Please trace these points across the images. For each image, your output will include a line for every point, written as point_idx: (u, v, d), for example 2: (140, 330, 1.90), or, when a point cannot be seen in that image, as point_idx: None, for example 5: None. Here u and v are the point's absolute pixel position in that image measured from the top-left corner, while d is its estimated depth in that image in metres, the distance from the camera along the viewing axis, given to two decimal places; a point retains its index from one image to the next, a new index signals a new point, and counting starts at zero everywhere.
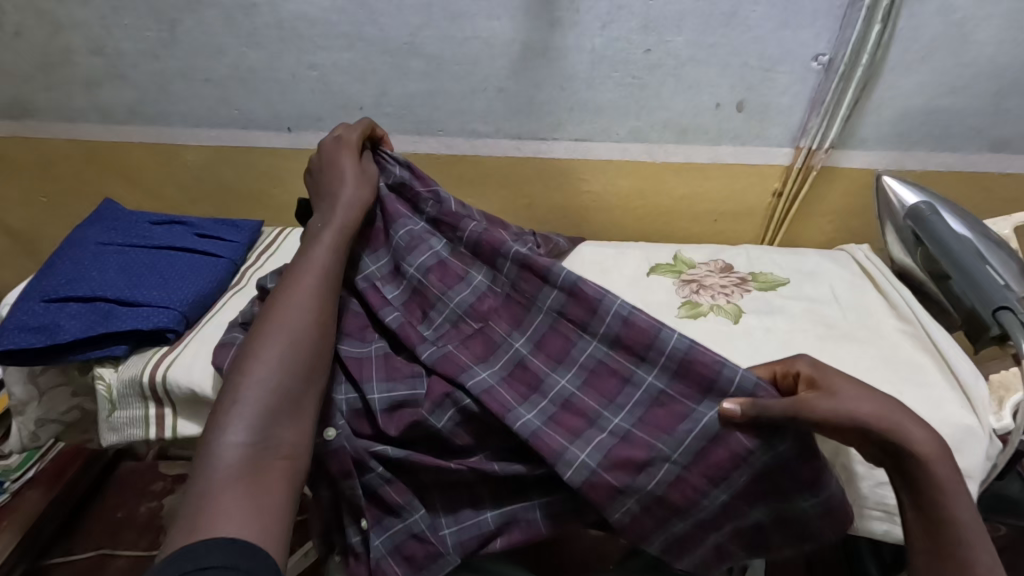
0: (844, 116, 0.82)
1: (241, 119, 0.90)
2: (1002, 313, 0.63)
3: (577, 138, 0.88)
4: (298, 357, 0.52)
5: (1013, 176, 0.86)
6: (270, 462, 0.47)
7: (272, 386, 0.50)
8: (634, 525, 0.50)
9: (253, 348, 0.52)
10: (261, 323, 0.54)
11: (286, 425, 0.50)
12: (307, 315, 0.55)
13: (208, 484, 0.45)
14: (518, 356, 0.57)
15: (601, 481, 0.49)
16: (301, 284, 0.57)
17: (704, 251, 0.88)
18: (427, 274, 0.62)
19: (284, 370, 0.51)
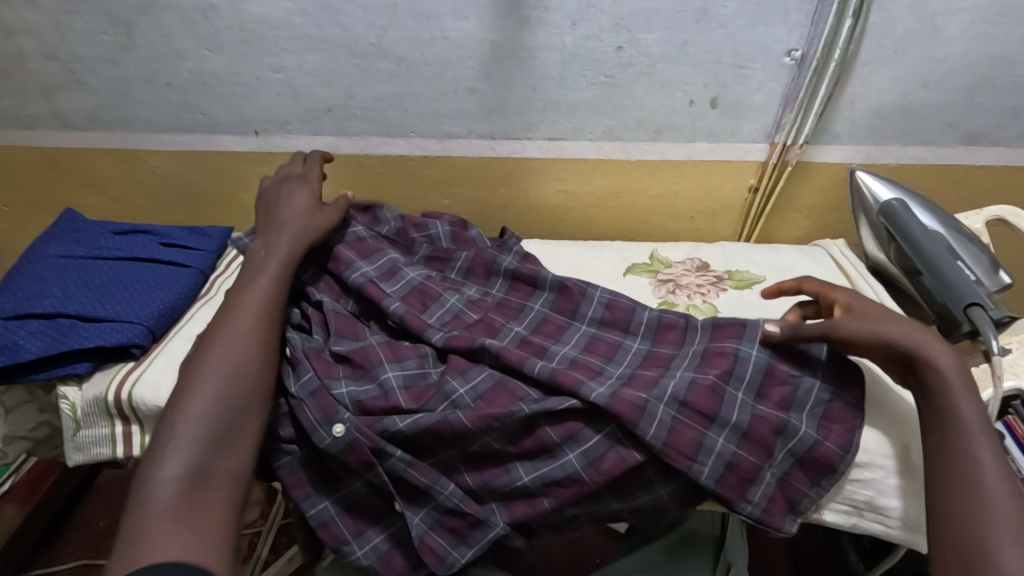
0: (818, 111, 0.82)
1: (206, 123, 0.88)
2: (974, 310, 0.64)
3: (551, 138, 0.87)
4: (233, 396, 0.56)
5: (986, 168, 0.86)
6: (205, 492, 0.51)
7: (208, 421, 0.54)
8: (678, 435, 0.59)
9: (191, 387, 0.56)
10: (197, 364, 0.58)
11: (224, 457, 0.53)
12: (244, 358, 0.58)
13: (143, 516, 0.48)
14: (519, 336, 0.70)
15: (624, 395, 0.60)
16: (239, 322, 0.61)
17: (681, 249, 0.87)
18: (425, 280, 0.76)
19: (216, 404, 0.55)
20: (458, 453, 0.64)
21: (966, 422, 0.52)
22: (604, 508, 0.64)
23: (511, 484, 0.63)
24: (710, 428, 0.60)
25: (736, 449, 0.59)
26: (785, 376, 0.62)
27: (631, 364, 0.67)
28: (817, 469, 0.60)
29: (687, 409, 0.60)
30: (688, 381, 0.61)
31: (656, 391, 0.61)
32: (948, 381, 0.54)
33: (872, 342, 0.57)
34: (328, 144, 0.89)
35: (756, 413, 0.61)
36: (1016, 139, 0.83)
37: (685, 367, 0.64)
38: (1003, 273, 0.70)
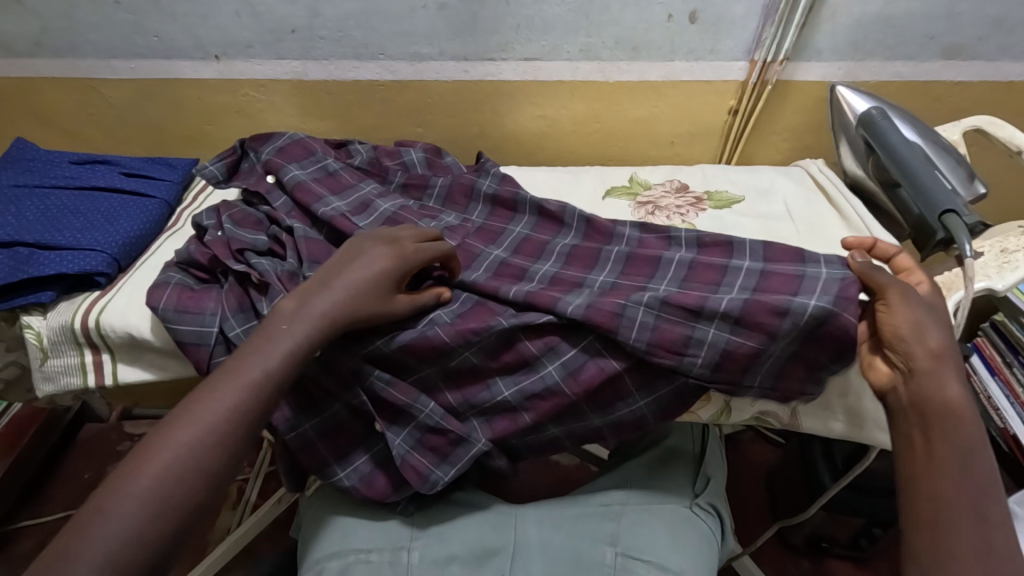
0: (798, 23, 0.79)
1: (161, 47, 0.83)
2: (948, 217, 0.64)
3: (526, 58, 0.84)
4: (162, 530, 0.45)
5: (964, 84, 0.85)
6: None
7: (120, 568, 0.43)
8: (659, 335, 0.58)
9: (113, 501, 0.45)
10: (131, 469, 0.46)
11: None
12: (186, 471, 0.47)
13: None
14: (498, 259, 0.69)
15: (600, 306, 0.59)
16: (201, 419, 0.49)
17: (660, 171, 0.86)
18: (400, 210, 0.73)
19: (135, 539, 0.44)
20: (438, 373, 0.64)
21: (974, 467, 0.47)
22: (582, 424, 0.64)
23: (490, 402, 0.63)
24: (698, 322, 0.58)
25: (730, 337, 0.57)
26: (781, 275, 0.60)
27: (614, 276, 0.66)
28: (832, 345, 0.56)
29: (669, 307, 0.58)
30: (669, 288, 0.61)
31: (632, 300, 0.60)
32: (957, 415, 0.49)
33: (899, 336, 0.53)
34: (294, 69, 0.85)
35: (749, 298, 0.57)
36: (996, 52, 0.83)
37: (668, 280, 0.63)
38: (978, 183, 0.69)
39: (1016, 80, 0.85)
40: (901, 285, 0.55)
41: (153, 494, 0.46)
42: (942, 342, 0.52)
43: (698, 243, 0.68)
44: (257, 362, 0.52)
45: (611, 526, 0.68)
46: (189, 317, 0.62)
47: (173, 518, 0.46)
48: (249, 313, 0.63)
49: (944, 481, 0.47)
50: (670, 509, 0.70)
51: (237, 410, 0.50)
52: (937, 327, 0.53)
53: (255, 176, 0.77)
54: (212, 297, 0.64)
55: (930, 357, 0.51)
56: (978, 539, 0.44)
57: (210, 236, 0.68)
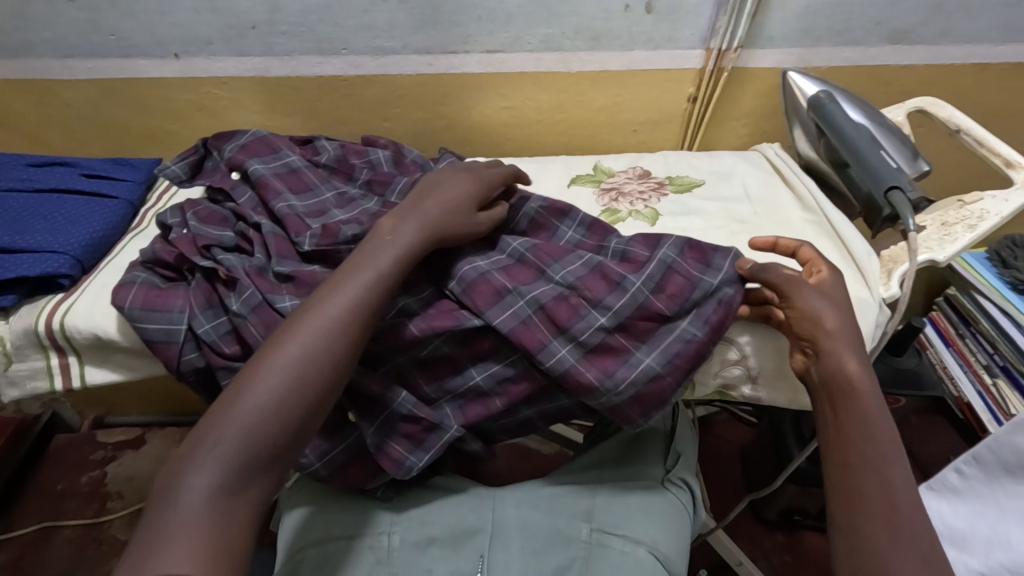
0: (750, 12, 0.82)
1: (119, 45, 0.82)
2: (894, 194, 0.67)
3: (489, 50, 0.85)
4: (297, 398, 0.50)
5: (910, 68, 0.89)
6: (236, 507, 0.46)
7: (263, 428, 0.48)
8: (523, 332, 0.60)
9: (252, 376, 0.50)
10: (266, 351, 0.52)
11: (263, 472, 0.48)
12: (316, 352, 0.52)
13: (165, 520, 0.44)
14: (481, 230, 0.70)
15: (484, 287, 0.62)
16: (326, 305, 0.54)
17: (624, 159, 0.88)
18: (354, 216, 0.70)
19: (273, 405, 0.49)
20: (412, 360, 0.65)
21: (874, 435, 0.53)
22: (554, 403, 0.66)
23: (461, 388, 0.65)
24: (555, 338, 0.60)
25: (577, 362, 0.59)
26: (655, 314, 0.61)
27: (577, 274, 0.63)
28: (650, 402, 0.60)
29: (540, 313, 0.61)
30: (598, 336, 0.60)
31: (565, 334, 0.60)
32: (857, 389, 0.55)
33: (807, 317, 0.58)
34: (257, 66, 0.85)
35: (605, 336, 0.60)
36: (938, 36, 0.86)
37: (565, 273, 0.64)
38: (921, 161, 0.73)
39: (957, 63, 0.89)
40: (795, 279, 0.60)
41: (289, 368, 0.51)
42: (848, 325, 0.58)
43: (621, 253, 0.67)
44: (370, 266, 0.58)
45: (585, 503, 0.70)
46: (156, 315, 0.62)
47: (306, 390, 0.51)
48: (218, 309, 0.63)
49: (851, 450, 0.52)
50: (642, 485, 0.72)
51: (359, 302, 0.55)
52: (843, 312, 0.59)
53: (219, 174, 0.77)
54: (179, 294, 0.64)
55: (831, 339, 0.57)
56: (880, 497, 0.49)
57: (174, 234, 0.68)
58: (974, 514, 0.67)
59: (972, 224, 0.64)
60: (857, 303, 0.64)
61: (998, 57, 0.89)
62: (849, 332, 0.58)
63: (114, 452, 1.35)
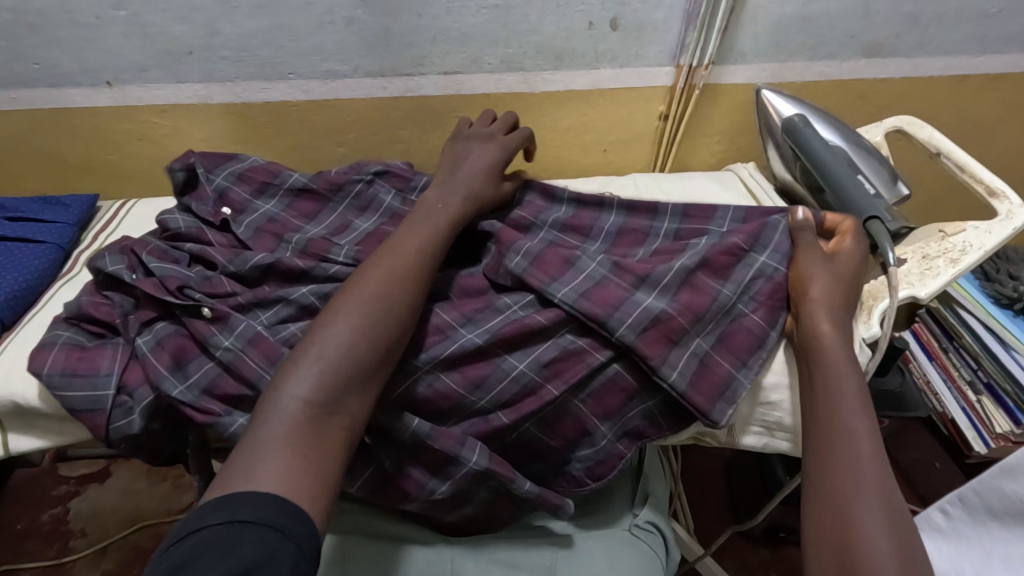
0: (721, 27, 0.78)
1: (45, 75, 0.76)
2: (872, 223, 0.63)
3: (447, 72, 0.80)
4: (376, 326, 0.51)
5: (886, 81, 0.86)
6: (329, 427, 0.47)
7: (348, 353, 0.49)
8: (600, 290, 0.57)
9: (332, 312, 0.51)
10: (348, 285, 0.54)
11: (356, 394, 0.49)
12: (388, 287, 0.53)
13: (266, 433, 0.45)
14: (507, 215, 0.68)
15: (548, 259, 0.60)
16: (398, 250, 0.56)
17: (593, 183, 0.85)
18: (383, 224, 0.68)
19: (355, 334, 0.50)
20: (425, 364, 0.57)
21: (844, 393, 0.52)
22: (592, 445, 0.61)
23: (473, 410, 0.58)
24: (639, 288, 0.58)
25: (666, 303, 0.56)
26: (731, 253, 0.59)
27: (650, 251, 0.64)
28: (711, 386, 0.56)
29: (619, 270, 0.59)
30: (680, 277, 0.58)
31: (647, 283, 0.58)
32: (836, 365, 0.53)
33: (802, 279, 0.58)
34: (197, 93, 0.79)
35: (692, 272, 0.58)
36: (914, 48, 0.83)
37: (637, 253, 0.64)
38: (901, 185, 0.69)
39: (936, 75, 0.86)
40: (807, 246, 0.60)
41: (367, 302, 0.52)
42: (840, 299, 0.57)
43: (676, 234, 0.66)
44: (431, 219, 0.60)
45: (550, 557, 0.65)
46: (82, 379, 0.57)
47: (385, 316, 0.52)
48: (199, 355, 0.58)
49: (823, 405, 0.52)
50: (607, 534, 0.68)
51: (420, 251, 0.57)
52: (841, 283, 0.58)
53: (212, 204, 0.70)
54: (111, 354, 0.59)
55: (815, 302, 0.56)
56: (845, 451, 0.49)
57: (125, 277, 0.62)
58: (960, 556, 0.63)
59: (954, 257, 0.61)
60: None
61: (977, 68, 0.86)
62: (832, 290, 0.57)
63: (77, 487, 1.29)
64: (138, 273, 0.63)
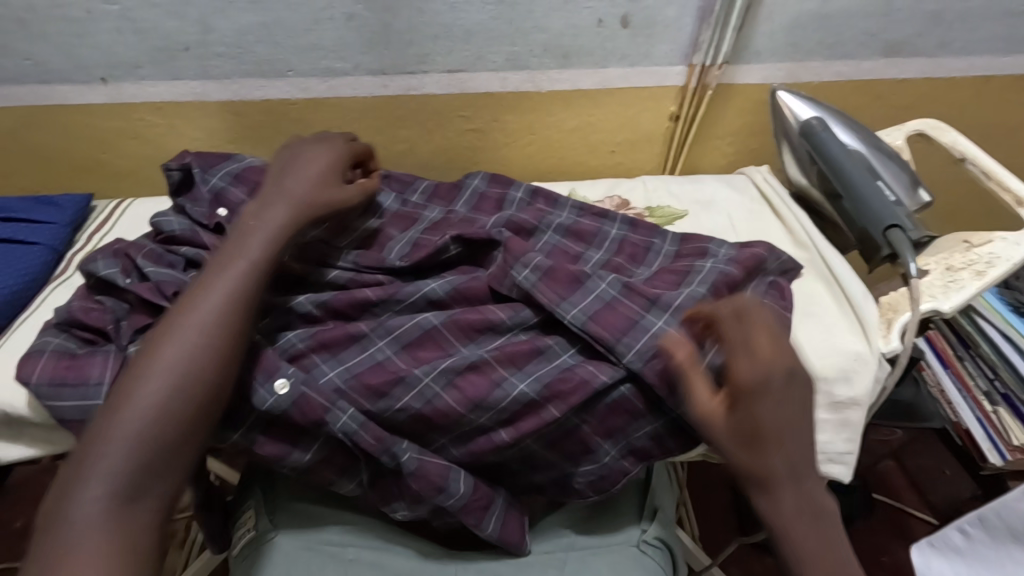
0: (735, 25, 0.75)
1: (37, 71, 0.74)
2: (893, 232, 0.61)
3: (450, 70, 0.77)
4: (181, 397, 0.47)
5: (906, 81, 0.83)
6: (138, 518, 0.44)
7: (147, 435, 0.45)
8: (611, 312, 0.57)
9: (118, 397, 0.46)
10: (143, 352, 0.48)
11: (164, 477, 0.46)
12: (186, 355, 0.48)
13: (56, 547, 0.41)
14: (506, 217, 0.65)
15: (557, 275, 0.59)
16: (201, 302, 0.51)
17: (600, 185, 0.82)
18: (427, 232, 0.67)
19: (159, 410, 0.46)
20: (425, 377, 0.55)
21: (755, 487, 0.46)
22: (597, 463, 0.58)
23: (471, 426, 0.56)
24: (647, 310, 0.57)
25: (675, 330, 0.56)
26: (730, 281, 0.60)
27: (656, 271, 0.64)
28: None
29: (628, 291, 0.59)
30: (691, 304, 0.58)
31: (657, 306, 0.57)
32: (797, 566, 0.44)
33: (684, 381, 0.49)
34: (193, 90, 0.77)
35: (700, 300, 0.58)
36: (936, 48, 0.80)
37: (643, 275, 0.64)
38: (922, 191, 0.66)
39: (958, 76, 0.83)
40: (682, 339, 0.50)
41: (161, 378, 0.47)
42: (784, 463, 0.45)
43: (677, 253, 0.67)
44: (241, 253, 0.54)
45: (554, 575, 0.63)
46: (71, 388, 0.54)
47: (197, 384, 0.48)
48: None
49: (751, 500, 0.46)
50: (615, 553, 0.65)
51: (228, 299, 0.51)
52: (765, 451, 0.45)
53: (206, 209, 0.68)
54: (101, 361, 0.55)
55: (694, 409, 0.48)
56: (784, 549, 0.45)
57: (122, 282, 0.60)
58: None
59: (981, 270, 0.58)
60: (852, 358, 0.58)
61: (1001, 69, 0.83)
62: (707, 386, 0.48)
63: None
64: (132, 278, 0.61)
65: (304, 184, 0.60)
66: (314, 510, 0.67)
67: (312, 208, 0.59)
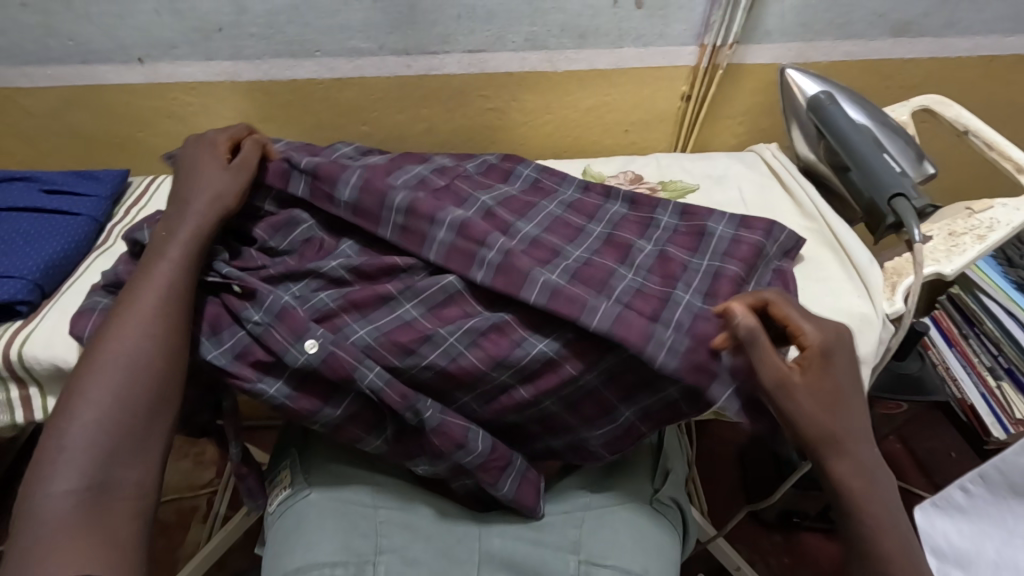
0: (746, 5, 0.77)
1: (78, 52, 0.77)
2: (897, 201, 0.64)
3: (470, 50, 0.80)
4: (133, 392, 0.52)
5: (913, 61, 0.85)
6: (112, 502, 0.49)
7: (104, 430, 0.50)
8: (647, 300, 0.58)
9: (78, 396, 0.51)
10: (90, 357, 0.53)
11: (128, 465, 0.50)
12: (136, 353, 0.53)
13: (34, 540, 0.45)
14: (506, 193, 0.70)
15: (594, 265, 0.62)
16: (137, 306, 0.55)
17: (614, 162, 0.85)
18: (433, 175, 0.67)
19: (111, 406, 0.51)
20: (450, 336, 0.58)
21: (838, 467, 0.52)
22: (614, 421, 0.61)
23: (493, 383, 0.59)
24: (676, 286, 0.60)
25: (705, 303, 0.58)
26: (748, 244, 0.64)
27: (662, 239, 0.67)
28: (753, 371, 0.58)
29: (653, 276, 0.61)
30: (710, 276, 0.61)
31: (663, 318, 0.56)
32: (857, 509, 0.52)
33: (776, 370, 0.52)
34: (226, 70, 0.80)
35: (719, 272, 0.61)
36: (942, 28, 0.82)
37: (654, 241, 0.67)
38: (927, 164, 0.69)
39: (963, 56, 0.85)
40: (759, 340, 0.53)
41: (118, 375, 0.52)
42: (847, 442, 0.53)
43: (676, 229, 0.69)
44: (165, 257, 0.58)
45: (574, 532, 0.66)
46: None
47: (144, 377, 0.52)
48: (231, 325, 0.60)
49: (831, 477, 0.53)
50: (629, 509, 0.68)
51: (161, 298, 0.55)
52: (834, 415, 0.52)
53: None
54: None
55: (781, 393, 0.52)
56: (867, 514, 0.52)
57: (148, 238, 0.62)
58: (981, 535, 0.60)
59: (982, 235, 0.61)
60: (860, 318, 0.61)
61: (1005, 49, 0.85)
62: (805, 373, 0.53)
63: None
64: None
65: (208, 196, 0.62)
66: (347, 471, 0.69)
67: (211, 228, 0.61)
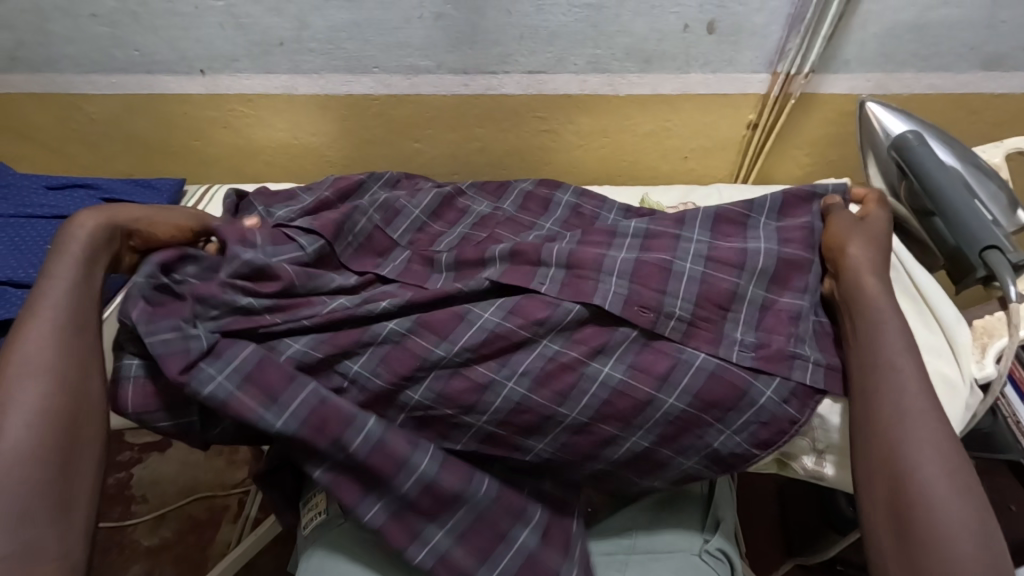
0: (827, 34, 0.73)
1: (142, 61, 0.78)
2: (990, 254, 0.58)
3: (530, 71, 0.78)
4: (53, 439, 0.45)
5: (1004, 96, 0.79)
6: (35, 564, 0.41)
7: (20, 486, 0.42)
8: (728, 255, 0.58)
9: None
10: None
11: (47, 522, 0.42)
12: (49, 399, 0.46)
13: None
14: (550, 230, 0.69)
15: (656, 245, 0.60)
16: (35, 357, 0.47)
17: (674, 192, 0.82)
18: (474, 230, 0.68)
19: (29, 457, 0.43)
20: (543, 339, 0.55)
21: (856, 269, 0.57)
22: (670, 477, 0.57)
23: (596, 380, 0.54)
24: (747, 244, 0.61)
25: (781, 249, 0.59)
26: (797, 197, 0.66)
27: (706, 218, 0.63)
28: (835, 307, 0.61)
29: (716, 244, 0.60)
30: (771, 228, 0.63)
31: (745, 271, 0.57)
32: (873, 299, 0.54)
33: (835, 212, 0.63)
34: (284, 84, 0.80)
35: (777, 225, 0.63)
36: None
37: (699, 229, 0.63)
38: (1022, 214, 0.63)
39: None
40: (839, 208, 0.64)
41: (33, 424, 0.44)
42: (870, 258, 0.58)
43: (714, 215, 0.64)
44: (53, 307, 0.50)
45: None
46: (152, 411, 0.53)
47: (50, 422, 0.45)
48: (290, 386, 0.51)
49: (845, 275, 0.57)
50: (675, 559, 0.62)
51: (60, 344, 0.48)
52: (865, 239, 0.60)
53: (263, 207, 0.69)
54: (134, 388, 0.52)
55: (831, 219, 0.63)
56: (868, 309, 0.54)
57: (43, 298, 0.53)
58: None
59: None
60: (943, 382, 0.57)
61: None
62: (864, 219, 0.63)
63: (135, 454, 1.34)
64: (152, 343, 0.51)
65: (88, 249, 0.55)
66: None
67: (95, 272, 0.55)
